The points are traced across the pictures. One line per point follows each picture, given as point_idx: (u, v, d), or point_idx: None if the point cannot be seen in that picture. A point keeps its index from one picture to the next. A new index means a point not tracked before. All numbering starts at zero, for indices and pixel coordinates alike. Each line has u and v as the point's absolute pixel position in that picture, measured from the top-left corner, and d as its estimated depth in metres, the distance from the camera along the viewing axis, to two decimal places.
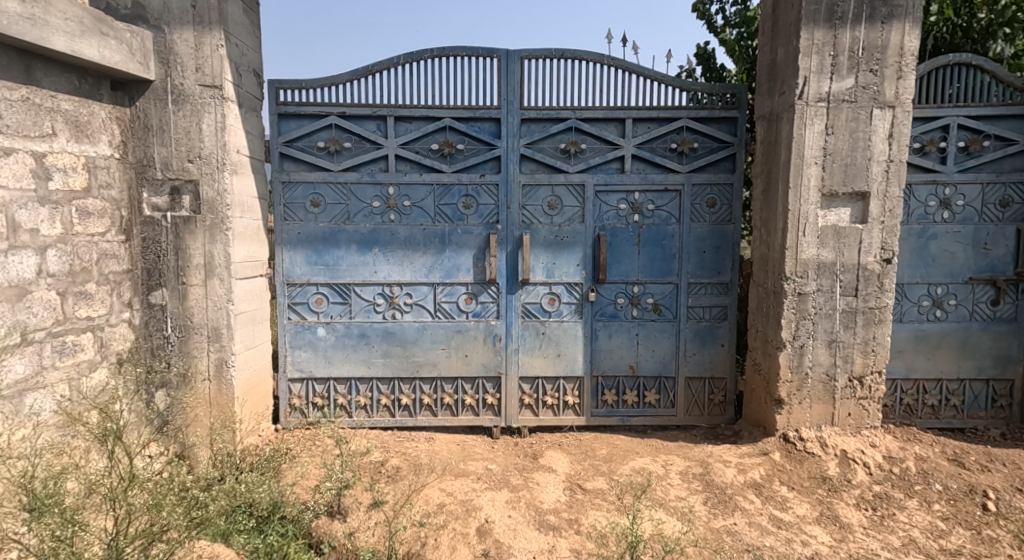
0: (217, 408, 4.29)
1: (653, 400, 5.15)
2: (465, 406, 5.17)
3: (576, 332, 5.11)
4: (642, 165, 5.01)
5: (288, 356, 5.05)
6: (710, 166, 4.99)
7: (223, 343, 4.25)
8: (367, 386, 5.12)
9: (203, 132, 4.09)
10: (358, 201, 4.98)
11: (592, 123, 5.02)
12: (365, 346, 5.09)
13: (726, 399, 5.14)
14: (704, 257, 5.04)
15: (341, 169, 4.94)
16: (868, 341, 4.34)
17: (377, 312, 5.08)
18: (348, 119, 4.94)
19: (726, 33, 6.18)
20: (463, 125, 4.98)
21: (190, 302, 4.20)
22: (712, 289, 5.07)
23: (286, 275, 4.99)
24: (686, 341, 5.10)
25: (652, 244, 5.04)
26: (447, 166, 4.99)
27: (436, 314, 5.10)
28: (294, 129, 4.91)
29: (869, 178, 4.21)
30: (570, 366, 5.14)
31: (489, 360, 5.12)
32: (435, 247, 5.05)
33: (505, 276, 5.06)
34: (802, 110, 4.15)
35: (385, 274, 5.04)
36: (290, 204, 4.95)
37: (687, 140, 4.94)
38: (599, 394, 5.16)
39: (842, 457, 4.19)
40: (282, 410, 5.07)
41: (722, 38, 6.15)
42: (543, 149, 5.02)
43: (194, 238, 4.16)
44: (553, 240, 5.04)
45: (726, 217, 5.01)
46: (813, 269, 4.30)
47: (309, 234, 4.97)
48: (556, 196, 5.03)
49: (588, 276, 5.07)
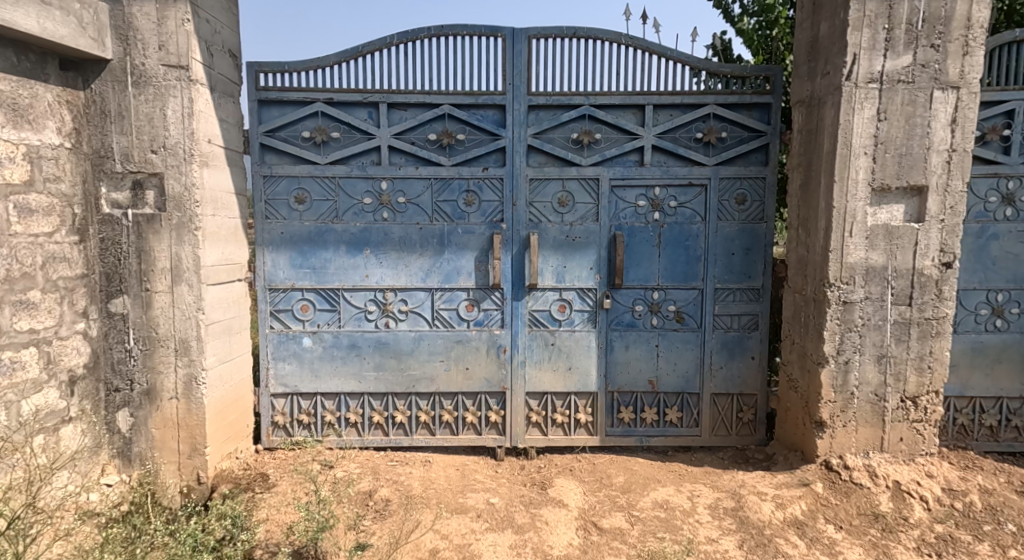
0: (185, 431, 3.81)
1: (674, 418, 4.65)
2: (466, 424, 4.68)
3: (589, 342, 4.61)
4: (663, 156, 4.50)
5: (270, 369, 4.58)
6: (740, 157, 4.47)
7: (192, 358, 3.79)
8: (358, 402, 4.65)
9: (168, 119, 3.62)
10: (348, 197, 4.50)
11: (608, 110, 4.51)
12: (356, 357, 4.61)
13: (757, 418, 4.62)
14: (733, 260, 4.52)
15: (328, 162, 4.46)
16: (923, 356, 3.81)
17: (369, 320, 4.59)
18: (336, 106, 4.45)
19: (744, 22, 5.50)
20: (464, 112, 4.49)
21: (155, 311, 3.74)
22: (741, 295, 4.55)
23: (268, 279, 4.51)
24: (713, 353, 4.59)
25: (675, 245, 4.53)
26: (446, 159, 4.50)
27: (433, 323, 4.62)
28: (276, 117, 4.43)
29: (927, 169, 3.68)
30: (583, 381, 4.64)
31: (493, 374, 4.63)
32: (434, 248, 4.56)
33: (511, 280, 4.56)
34: (850, 93, 3.63)
35: (377, 278, 4.56)
36: (272, 201, 4.47)
37: (714, 129, 4.42)
38: (614, 411, 4.66)
39: (895, 490, 3.67)
40: (263, 429, 4.60)
41: (739, 28, 5.48)
42: (553, 140, 4.52)
43: (159, 239, 3.70)
44: (564, 241, 4.54)
45: (757, 215, 4.49)
46: (861, 274, 3.77)
47: (293, 234, 4.49)
48: (567, 192, 4.52)
49: (602, 281, 4.56)
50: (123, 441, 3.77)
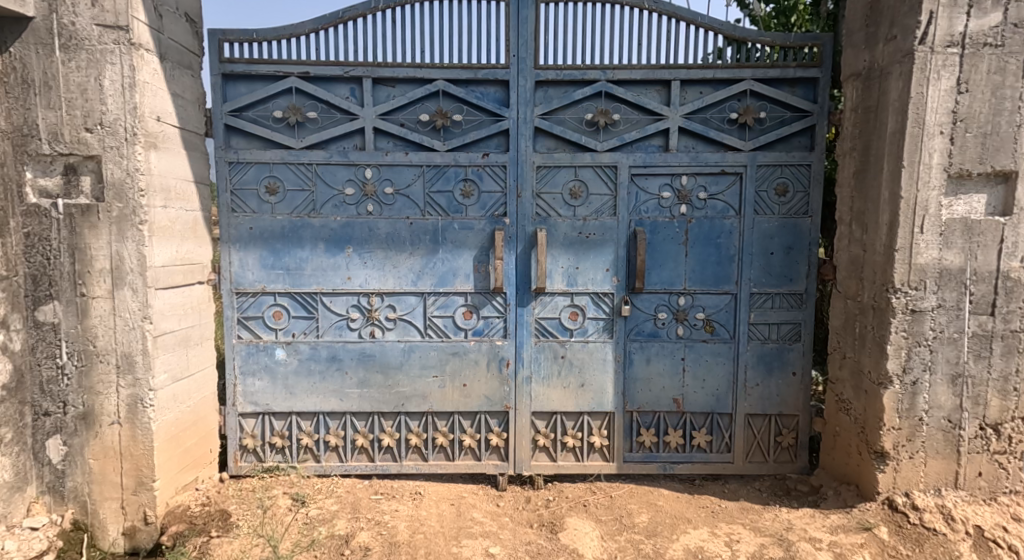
0: (129, 462, 3.22)
1: (702, 442, 4.06)
2: (463, 448, 4.10)
3: (605, 355, 4.03)
4: (691, 141, 3.90)
5: (238, 385, 4.00)
6: (781, 141, 3.86)
7: (137, 376, 3.20)
8: (340, 423, 4.06)
9: (104, 91, 3.03)
10: (327, 188, 3.90)
11: (627, 86, 3.91)
12: (337, 372, 4.02)
13: (798, 443, 4.02)
14: (772, 261, 3.92)
15: (304, 146, 3.86)
16: (1007, 376, 3.20)
17: (351, 329, 4.00)
18: (313, 82, 3.85)
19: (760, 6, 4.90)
20: (461, 89, 3.89)
21: (92, 320, 3.15)
22: (781, 301, 3.94)
23: (235, 282, 3.93)
24: (747, 367, 3.99)
25: (703, 243, 3.93)
26: (440, 144, 3.90)
27: (426, 332, 4.02)
28: (243, 94, 3.83)
29: (1017, 151, 3.08)
30: (597, 400, 4.05)
31: (495, 391, 4.04)
32: (426, 247, 3.96)
33: (515, 283, 3.97)
34: (924, 59, 3.03)
35: (361, 280, 3.96)
36: (239, 191, 3.87)
37: (751, 108, 3.81)
38: (633, 433, 4.08)
39: (977, 538, 3.06)
40: (230, 454, 4.02)
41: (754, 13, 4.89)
42: (564, 121, 3.91)
43: (96, 235, 3.11)
44: (576, 238, 3.94)
45: (802, 209, 3.87)
46: (933, 278, 3.17)
47: (263, 230, 3.90)
48: (580, 181, 3.92)
49: (620, 285, 3.97)
50: (55, 475, 3.18)
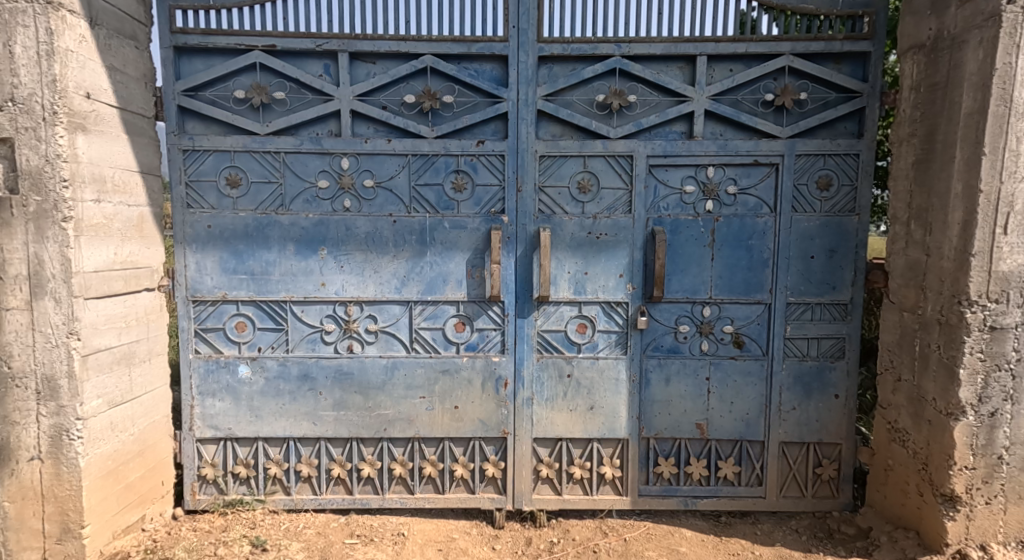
0: (52, 504, 2.74)
1: (730, 474, 3.53)
2: (455, 479, 3.58)
3: (617, 374, 3.50)
4: (719, 126, 3.37)
5: (195, 407, 3.48)
6: (825, 126, 3.32)
7: (62, 403, 2.71)
8: (313, 450, 3.55)
9: (17, 60, 2.56)
10: (297, 180, 3.37)
11: (645, 63, 3.37)
12: (310, 392, 3.50)
13: (840, 476, 3.48)
14: (812, 265, 3.38)
15: (270, 132, 3.34)
16: None
17: (326, 342, 3.48)
18: (281, 57, 3.32)
19: None
20: (452, 66, 3.35)
21: (7, 335, 2.66)
22: (822, 313, 3.41)
23: (191, 289, 3.41)
24: (782, 389, 3.46)
25: (732, 244, 3.40)
26: (428, 130, 3.37)
27: (411, 346, 3.50)
28: (199, 70, 3.29)
29: None
30: (609, 425, 3.52)
31: (491, 415, 3.52)
32: (412, 249, 3.43)
33: (513, 291, 3.44)
34: (1013, 24, 2.53)
35: (337, 286, 3.44)
36: (196, 183, 3.35)
37: (790, 88, 3.27)
38: (650, 463, 3.56)
39: None
40: (187, 486, 3.51)
41: None
42: (571, 103, 3.39)
43: (10, 234, 2.62)
44: (585, 239, 3.41)
45: (848, 206, 3.33)
46: (1016, 289, 2.68)
47: (223, 229, 3.38)
48: (590, 173, 3.40)
49: (636, 293, 3.44)
50: None
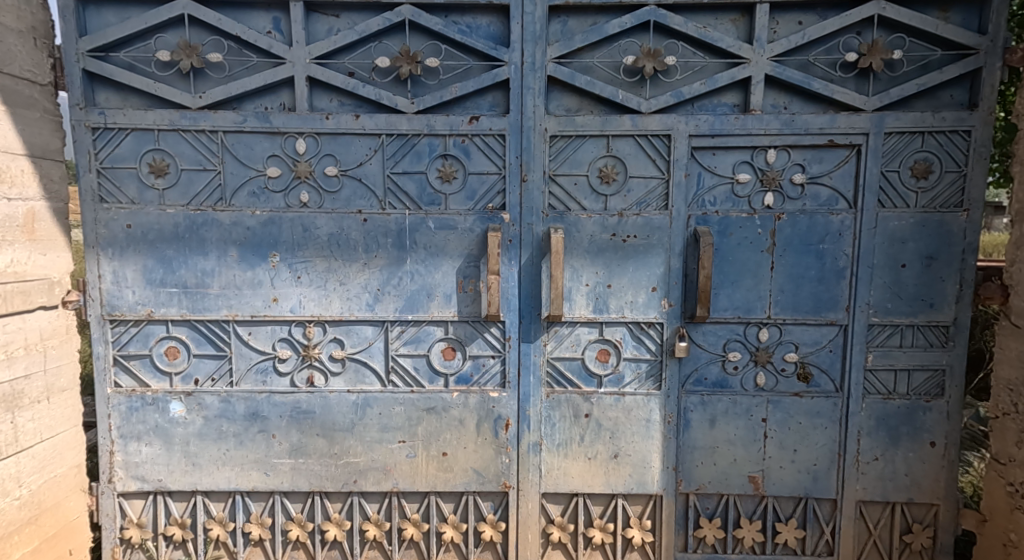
0: None
1: (792, 540, 2.77)
2: (443, 544, 2.85)
3: (649, 414, 2.74)
4: (783, 97, 2.60)
5: (116, 453, 2.76)
6: (923, 96, 2.55)
7: None
8: (265, 506, 2.82)
9: None
10: (240, 166, 2.64)
11: (688, 14, 2.60)
12: (260, 435, 2.77)
13: (936, 545, 2.72)
14: (903, 277, 2.61)
15: (205, 106, 2.60)
16: None
17: (280, 373, 2.75)
18: (218, 9, 2.58)
19: None
20: (437, 20, 2.60)
21: None
22: (914, 338, 2.64)
23: (107, 306, 2.68)
24: (860, 434, 2.70)
25: (798, 250, 2.63)
26: (407, 103, 2.62)
27: (387, 379, 2.76)
28: (111, 25, 2.57)
29: None
30: (638, 477, 2.77)
31: (488, 464, 2.78)
32: (388, 254, 2.69)
33: (517, 309, 2.70)
34: None
35: (293, 302, 2.71)
36: (111, 171, 2.63)
37: (880, 45, 2.50)
38: (689, 526, 2.80)
39: None
40: (106, 551, 2.80)
41: None
42: (592, 68, 2.63)
43: None
44: (609, 242, 2.66)
45: (952, 200, 2.56)
46: None
47: (146, 229, 2.65)
48: (615, 158, 2.65)
49: (673, 311, 2.69)
50: None
